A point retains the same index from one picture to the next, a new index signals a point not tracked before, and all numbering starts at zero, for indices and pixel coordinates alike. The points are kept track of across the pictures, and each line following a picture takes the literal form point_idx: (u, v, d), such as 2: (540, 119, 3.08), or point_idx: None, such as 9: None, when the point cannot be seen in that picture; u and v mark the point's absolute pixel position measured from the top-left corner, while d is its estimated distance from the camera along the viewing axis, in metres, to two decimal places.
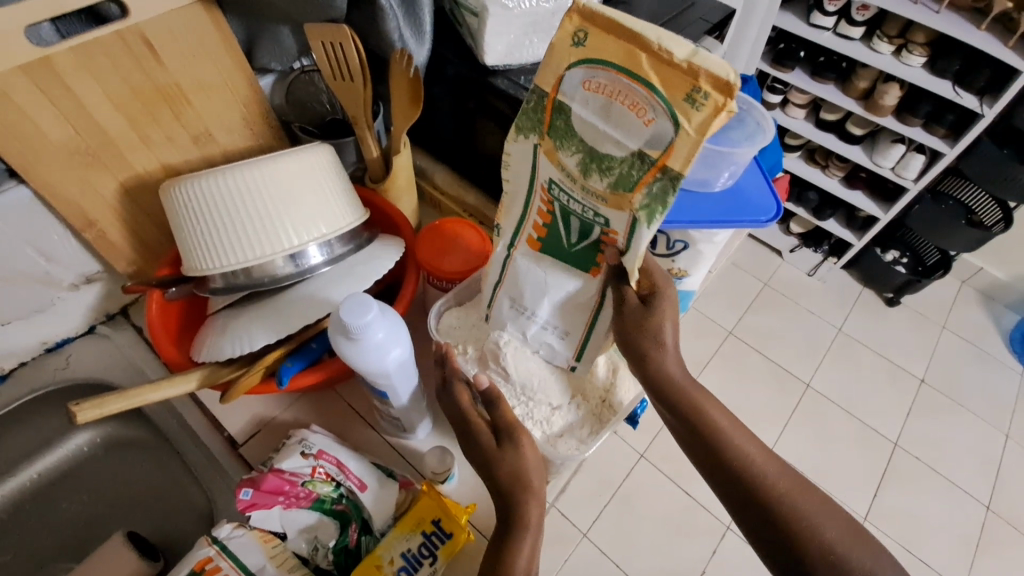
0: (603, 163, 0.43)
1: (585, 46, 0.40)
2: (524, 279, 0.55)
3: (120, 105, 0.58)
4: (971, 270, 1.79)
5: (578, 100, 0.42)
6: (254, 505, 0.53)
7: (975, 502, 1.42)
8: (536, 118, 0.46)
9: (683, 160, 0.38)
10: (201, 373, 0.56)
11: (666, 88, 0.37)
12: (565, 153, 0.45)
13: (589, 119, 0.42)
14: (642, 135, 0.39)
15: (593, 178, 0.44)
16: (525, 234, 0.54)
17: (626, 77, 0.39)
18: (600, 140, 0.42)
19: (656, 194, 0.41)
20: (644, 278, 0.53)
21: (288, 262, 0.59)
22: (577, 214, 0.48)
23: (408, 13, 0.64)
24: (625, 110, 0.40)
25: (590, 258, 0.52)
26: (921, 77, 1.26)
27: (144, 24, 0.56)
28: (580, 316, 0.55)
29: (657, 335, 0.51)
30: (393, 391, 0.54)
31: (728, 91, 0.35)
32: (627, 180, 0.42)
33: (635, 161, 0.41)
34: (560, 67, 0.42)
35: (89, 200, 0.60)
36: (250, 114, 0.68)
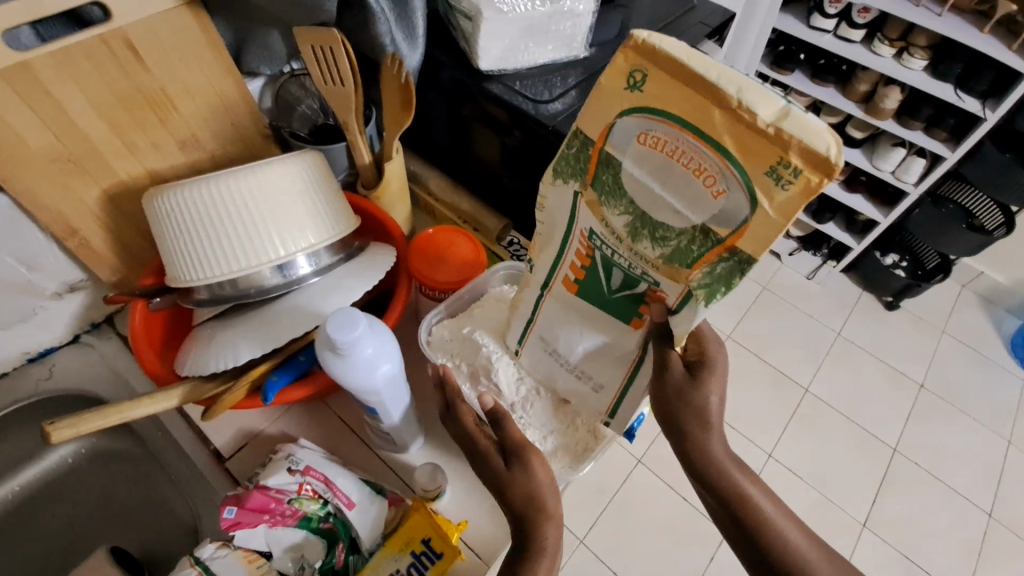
0: (657, 230, 0.41)
1: (643, 91, 0.36)
2: (560, 325, 0.53)
3: (103, 110, 0.56)
4: (971, 274, 1.78)
5: (629, 151, 0.39)
6: (238, 524, 0.51)
7: (976, 509, 1.40)
8: (580, 167, 0.43)
9: (757, 243, 0.36)
10: (184, 389, 0.54)
11: (745, 158, 0.34)
12: (611, 210, 0.42)
13: (643, 177, 0.39)
14: (710, 208, 0.37)
15: (645, 244, 0.42)
16: (561, 275, 0.50)
17: (693, 136, 0.35)
18: (656, 206, 0.39)
19: (720, 274, 0.39)
20: (692, 343, 0.52)
21: (276, 272, 0.57)
22: (621, 267, 0.45)
23: (401, 17, 0.63)
24: (689, 174, 0.37)
25: (630, 309, 0.48)
26: (923, 81, 1.24)
27: (127, 28, 0.54)
28: (616, 370, 0.53)
29: (703, 413, 0.49)
30: (383, 408, 0.52)
31: (824, 171, 0.31)
32: (686, 256, 0.40)
33: (697, 236, 0.38)
34: (611, 114, 0.39)
35: (72, 207, 0.59)
36: (239, 119, 0.66)
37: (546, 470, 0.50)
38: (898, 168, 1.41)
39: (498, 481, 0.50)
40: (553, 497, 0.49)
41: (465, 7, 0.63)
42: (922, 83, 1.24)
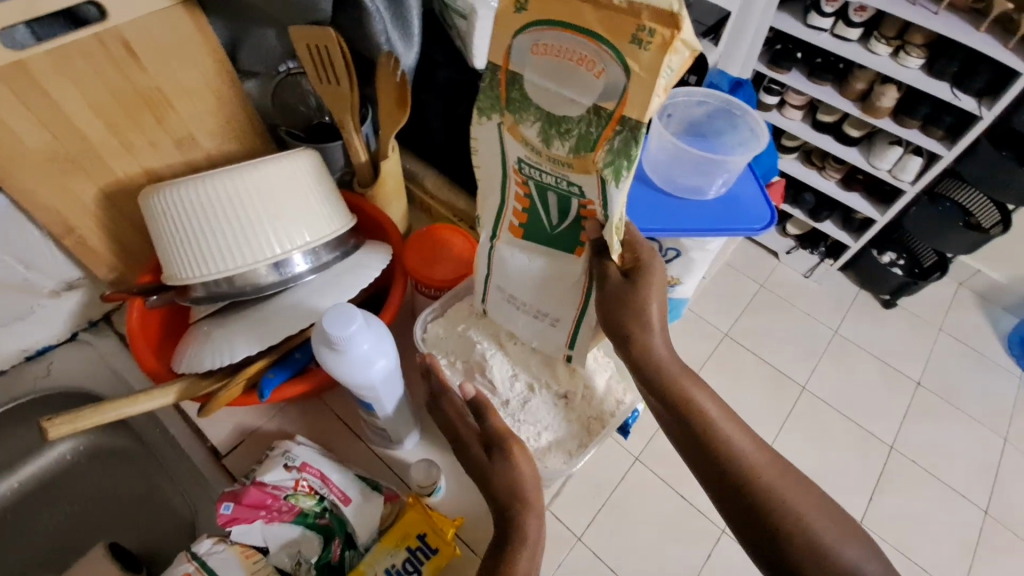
0: (561, 126, 0.42)
1: (527, 10, 0.39)
2: (510, 268, 0.55)
3: (99, 109, 0.56)
4: (967, 272, 1.79)
5: (525, 68, 0.41)
6: (235, 520, 0.52)
7: (974, 507, 1.41)
8: (495, 95, 0.45)
9: (640, 107, 0.37)
10: (180, 386, 0.54)
11: (611, 36, 0.36)
12: (524, 125, 0.44)
13: (541, 87, 0.41)
14: (595, 89, 0.38)
15: (555, 145, 0.43)
16: (506, 223, 0.53)
17: (572, 34, 0.38)
18: (555, 102, 0.41)
19: (620, 148, 0.40)
20: (628, 252, 0.53)
21: (272, 270, 0.58)
22: (552, 189, 0.47)
23: (396, 16, 0.63)
24: (574, 66, 0.39)
25: (573, 238, 0.51)
26: (919, 78, 1.25)
27: (123, 27, 0.54)
28: (570, 302, 0.54)
29: (642, 315, 0.50)
30: (380, 403, 0.52)
31: (672, 23, 0.34)
32: (588, 141, 0.41)
33: (592, 118, 0.40)
34: (506, 38, 0.41)
35: (68, 205, 0.59)
36: (235, 117, 0.66)
37: (528, 466, 0.51)
38: (895, 167, 1.43)
39: (486, 473, 0.51)
40: (534, 487, 0.50)
41: (460, 6, 0.64)
42: (918, 81, 1.25)
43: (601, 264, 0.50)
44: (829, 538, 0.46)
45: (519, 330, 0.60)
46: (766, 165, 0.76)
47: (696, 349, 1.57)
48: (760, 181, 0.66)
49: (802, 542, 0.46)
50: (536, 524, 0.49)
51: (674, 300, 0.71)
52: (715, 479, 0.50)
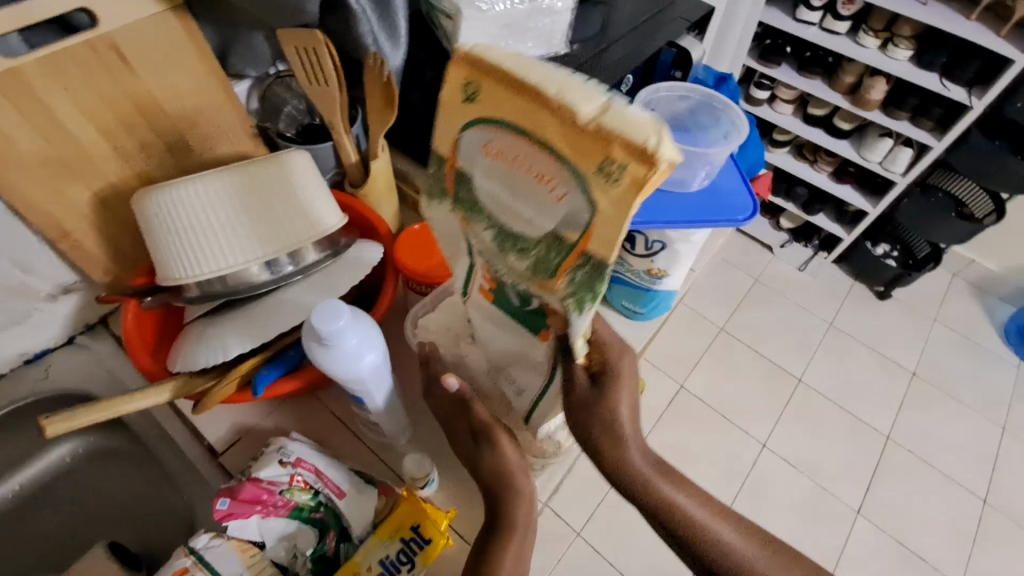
0: (518, 243, 0.43)
1: (478, 102, 0.39)
2: (483, 326, 0.54)
3: (92, 114, 0.57)
4: (961, 263, 1.80)
5: (477, 164, 0.42)
6: (232, 515, 0.53)
7: (971, 495, 1.42)
8: (442, 185, 0.46)
9: (602, 246, 0.38)
10: (174, 384, 0.55)
11: (577, 157, 0.36)
12: (477, 225, 0.45)
13: (497, 188, 0.42)
14: (557, 212, 0.39)
15: (511, 257, 0.45)
16: (477, 285, 0.51)
17: (533, 146, 0.38)
18: (511, 218, 0.43)
19: (582, 281, 0.41)
20: (596, 351, 0.51)
21: (264, 269, 0.58)
22: (512, 287, 0.47)
23: (382, 18, 0.62)
24: (535, 180, 0.39)
25: (538, 322, 0.49)
26: (908, 70, 1.26)
27: (115, 34, 0.55)
28: (534, 377, 0.53)
29: (609, 420, 0.49)
30: (369, 396, 0.53)
31: (643, 162, 0.33)
32: (547, 265, 0.42)
33: (552, 244, 0.41)
34: (457, 129, 0.42)
35: (63, 209, 0.60)
36: (224, 120, 0.67)
37: (512, 452, 0.53)
38: (885, 158, 1.44)
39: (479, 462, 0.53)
40: (522, 475, 0.52)
41: (445, 7, 0.64)
42: (906, 73, 1.27)
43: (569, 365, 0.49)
44: None
45: (488, 357, 0.57)
46: (753, 157, 0.79)
47: (691, 343, 1.59)
48: (743, 174, 0.68)
49: None
50: (524, 505, 0.51)
51: (662, 293, 0.70)
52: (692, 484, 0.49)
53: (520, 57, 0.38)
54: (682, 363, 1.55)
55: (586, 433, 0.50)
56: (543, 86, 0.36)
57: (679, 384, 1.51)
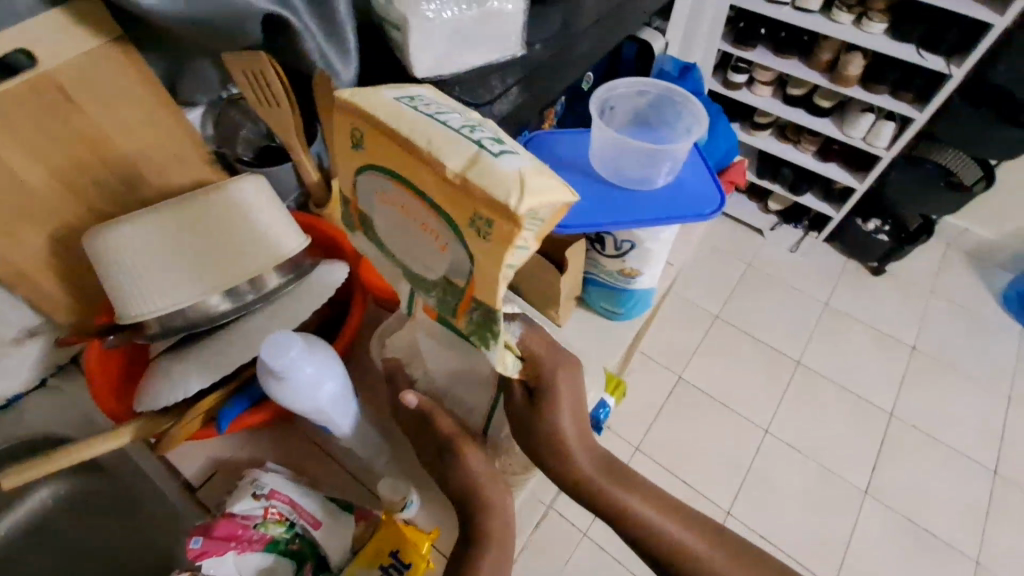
0: (424, 283, 0.44)
1: (367, 151, 0.40)
2: (437, 338, 0.54)
3: (39, 155, 0.56)
4: (955, 232, 1.78)
5: (378, 208, 0.43)
6: (205, 553, 0.51)
7: (980, 466, 1.41)
8: (353, 222, 0.48)
9: (485, 293, 0.39)
10: (134, 427, 0.53)
11: (453, 210, 0.36)
12: (390, 262, 0.46)
13: (398, 229, 0.43)
14: (446, 259, 0.40)
15: (421, 294, 0.46)
16: (420, 309, 0.52)
17: (416, 195, 0.38)
18: (414, 259, 0.43)
19: (480, 322, 0.42)
20: (530, 368, 0.51)
21: (224, 299, 0.57)
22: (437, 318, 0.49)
23: (330, 35, 0.61)
24: (425, 226, 0.40)
25: (476, 345, 0.51)
26: (884, 44, 1.25)
27: (57, 71, 0.54)
28: (484, 394, 0.55)
29: (553, 433, 0.51)
30: (336, 424, 0.52)
31: (506, 219, 0.33)
32: (448, 305, 0.43)
33: (449, 286, 0.42)
34: (356, 174, 0.42)
35: (19, 253, 0.59)
36: (177, 150, 0.66)
37: (480, 462, 0.52)
38: (868, 134, 1.42)
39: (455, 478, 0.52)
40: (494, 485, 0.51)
41: (392, 17, 0.62)
42: (882, 46, 1.25)
43: (506, 381, 0.52)
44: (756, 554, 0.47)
45: (454, 373, 0.56)
46: (726, 146, 0.78)
47: (686, 333, 1.58)
48: (710, 165, 0.66)
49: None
50: (498, 519, 0.50)
51: (639, 292, 0.67)
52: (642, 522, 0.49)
53: (399, 107, 0.38)
54: (680, 353, 1.54)
55: (531, 446, 0.52)
56: (417, 140, 0.36)
57: (678, 375, 1.50)
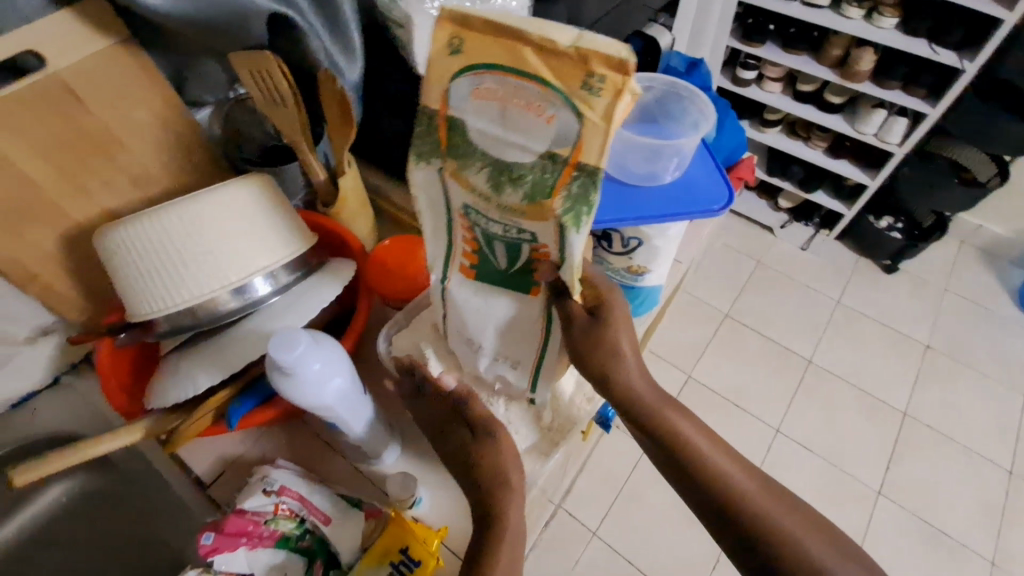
0: (512, 173, 0.40)
1: (463, 53, 0.37)
2: (466, 313, 0.51)
3: (49, 156, 0.57)
4: (968, 229, 1.75)
5: (468, 110, 0.39)
6: (217, 550, 0.52)
7: (996, 467, 1.38)
8: (433, 141, 0.42)
9: (597, 154, 0.36)
10: (145, 425, 0.54)
11: (560, 80, 0.35)
12: (471, 172, 0.41)
13: (489, 128, 0.39)
14: (548, 134, 0.37)
15: (507, 192, 0.41)
16: (458, 254, 0.49)
17: (516, 77, 0.36)
18: (503, 150, 0.39)
19: (578, 194, 0.38)
20: (588, 290, 0.52)
21: (234, 296, 0.57)
22: (500, 237, 0.45)
23: (335, 32, 0.62)
24: (522, 111, 0.37)
25: (526, 279, 0.48)
26: (894, 38, 1.23)
27: (63, 73, 0.55)
28: (530, 345, 0.52)
29: (614, 350, 0.50)
30: (343, 421, 0.52)
31: (624, 70, 0.33)
32: (544, 187, 0.39)
33: (547, 165, 0.38)
34: (443, 82, 0.39)
35: (30, 253, 0.60)
36: (185, 150, 0.66)
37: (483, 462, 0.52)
38: (880, 129, 1.41)
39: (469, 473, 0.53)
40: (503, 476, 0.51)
41: (397, 15, 0.63)
42: (892, 41, 1.23)
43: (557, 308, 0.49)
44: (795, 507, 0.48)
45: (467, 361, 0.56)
46: (734, 141, 0.77)
47: (696, 332, 1.56)
48: (717, 161, 0.66)
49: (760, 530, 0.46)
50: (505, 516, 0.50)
51: (645, 289, 0.67)
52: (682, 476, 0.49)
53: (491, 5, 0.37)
54: (688, 353, 1.53)
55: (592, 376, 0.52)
56: (519, 22, 0.35)
57: (687, 374, 1.49)
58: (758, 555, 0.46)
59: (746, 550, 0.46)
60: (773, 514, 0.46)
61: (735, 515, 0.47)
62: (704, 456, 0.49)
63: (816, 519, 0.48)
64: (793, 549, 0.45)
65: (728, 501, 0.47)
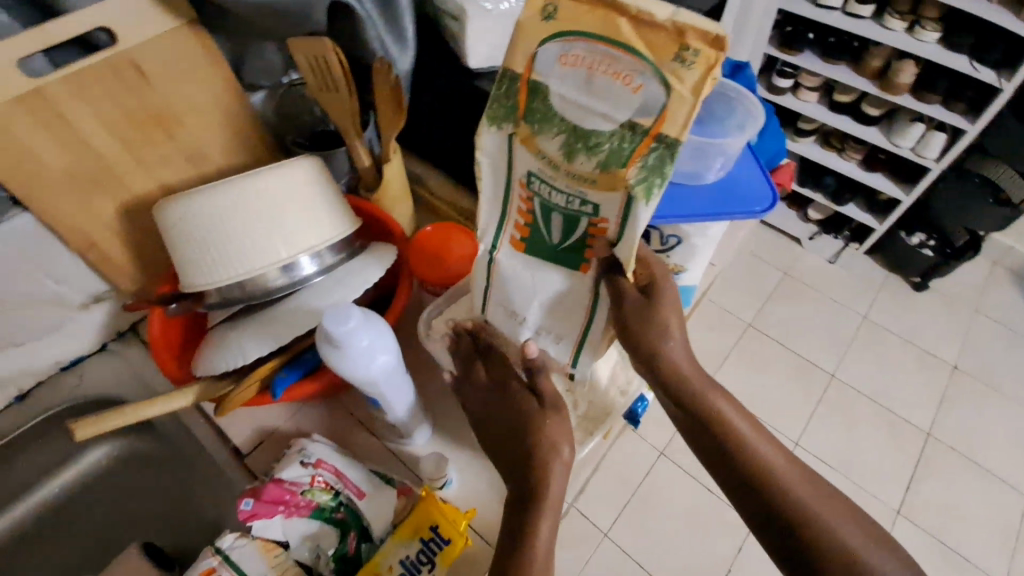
0: (588, 140, 0.41)
1: (556, 19, 0.39)
2: (511, 284, 0.53)
3: (115, 130, 0.59)
4: (1002, 250, 1.71)
5: (553, 76, 0.41)
6: (255, 515, 0.54)
7: (1021, 495, 1.35)
8: (511, 104, 0.44)
9: (680, 126, 0.37)
10: (198, 388, 0.57)
11: (652, 52, 0.36)
12: (545, 137, 0.43)
13: (572, 94, 0.40)
14: (631, 104, 0.38)
15: (579, 158, 0.42)
16: (512, 221, 0.50)
17: (608, 47, 0.38)
18: (582, 117, 0.40)
19: (654, 165, 0.39)
20: (642, 271, 0.55)
21: (281, 273, 0.59)
22: (559, 208, 0.46)
23: (390, 23, 0.64)
24: (609, 80, 0.39)
25: (578, 255, 0.49)
26: (936, 53, 1.21)
27: (133, 52, 0.57)
28: (575, 320, 0.53)
29: (663, 327, 0.52)
30: (385, 399, 0.54)
31: (719, 45, 0.34)
32: (619, 156, 0.40)
33: (626, 134, 0.39)
34: (532, 46, 0.40)
35: (91, 222, 0.63)
36: (240, 130, 0.68)
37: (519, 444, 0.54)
38: (917, 144, 1.39)
39: (507, 454, 0.55)
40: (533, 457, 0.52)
41: (451, 8, 0.65)
42: (934, 55, 1.21)
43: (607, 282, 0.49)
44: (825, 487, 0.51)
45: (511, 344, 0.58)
46: (774, 147, 0.77)
47: (718, 339, 1.55)
48: (762, 164, 0.66)
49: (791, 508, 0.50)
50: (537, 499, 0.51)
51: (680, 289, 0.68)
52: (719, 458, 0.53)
53: None
54: (710, 360, 1.52)
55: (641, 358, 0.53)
56: None
57: None
58: (788, 530, 0.49)
59: (774, 526, 0.50)
60: (792, 484, 0.51)
61: (768, 495, 0.50)
62: (742, 438, 0.52)
63: (842, 500, 0.51)
64: (821, 527, 0.49)
65: (754, 476, 0.51)
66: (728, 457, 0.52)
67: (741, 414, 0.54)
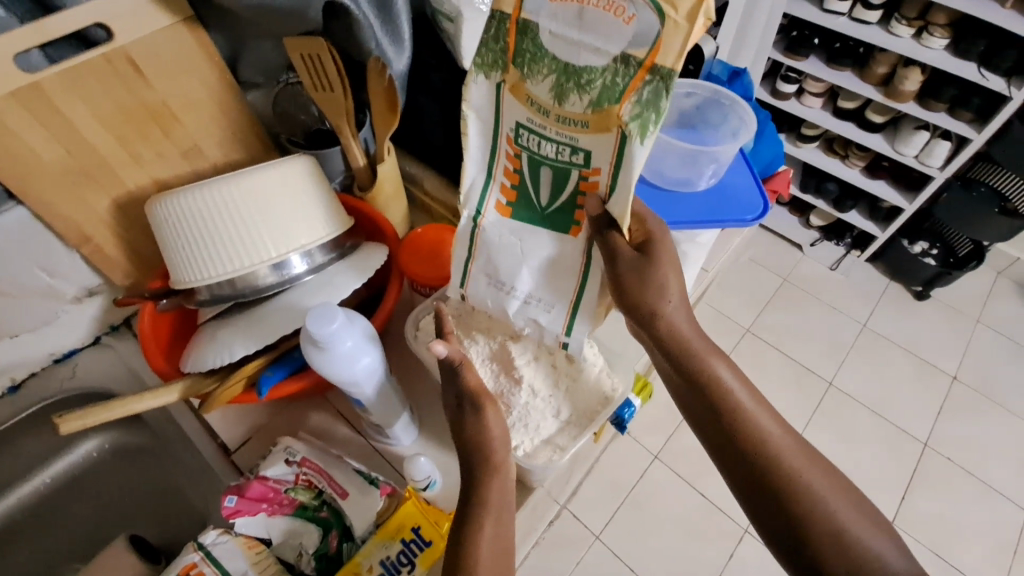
0: (581, 78, 0.41)
1: None
2: (499, 251, 0.53)
3: (109, 124, 0.60)
4: (1006, 260, 1.70)
5: (545, 11, 0.40)
6: (238, 512, 0.54)
7: (1014, 506, 1.34)
8: (500, 48, 0.43)
9: (676, 54, 0.37)
10: (183, 385, 0.57)
11: None
12: (536, 79, 0.43)
13: (564, 30, 0.40)
14: (625, 36, 0.38)
15: (572, 99, 0.42)
16: (498, 182, 0.51)
17: None
18: (575, 54, 0.40)
19: (648, 100, 0.39)
20: (637, 227, 0.54)
21: (272, 271, 0.60)
22: (550, 160, 0.47)
23: (385, 20, 0.62)
24: (601, 13, 0.38)
25: (568, 218, 0.50)
26: (943, 60, 1.21)
27: (129, 46, 0.57)
28: (566, 284, 0.53)
29: (659, 281, 0.51)
30: (365, 397, 0.55)
31: None
32: (613, 92, 0.40)
33: (619, 67, 0.39)
34: None
35: (84, 215, 0.63)
36: (235, 127, 0.69)
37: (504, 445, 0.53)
38: (921, 152, 1.38)
39: None
40: (503, 449, 0.52)
41: (448, 9, 0.65)
42: (942, 61, 1.21)
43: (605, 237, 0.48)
44: (831, 474, 0.50)
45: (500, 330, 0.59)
46: (770, 154, 0.76)
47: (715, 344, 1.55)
48: (754, 171, 0.66)
49: (791, 491, 0.49)
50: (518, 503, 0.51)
51: None
52: (725, 437, 0.52)
53: None
54: None
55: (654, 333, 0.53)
56: None
57: None
58: (790, 514, 0.48)
59: (772, 509, 0.49)
60: (789, 459, 0.50)
61: (771, 467, 0.50)
62: (746, 411, 0.52)
63: (849, 484, 0.50)
64: (823, 506, 0.48)
65: (756, 453, 0.50)
66: (731, 437, 0.51)
67: (748, 389, 0.53)
